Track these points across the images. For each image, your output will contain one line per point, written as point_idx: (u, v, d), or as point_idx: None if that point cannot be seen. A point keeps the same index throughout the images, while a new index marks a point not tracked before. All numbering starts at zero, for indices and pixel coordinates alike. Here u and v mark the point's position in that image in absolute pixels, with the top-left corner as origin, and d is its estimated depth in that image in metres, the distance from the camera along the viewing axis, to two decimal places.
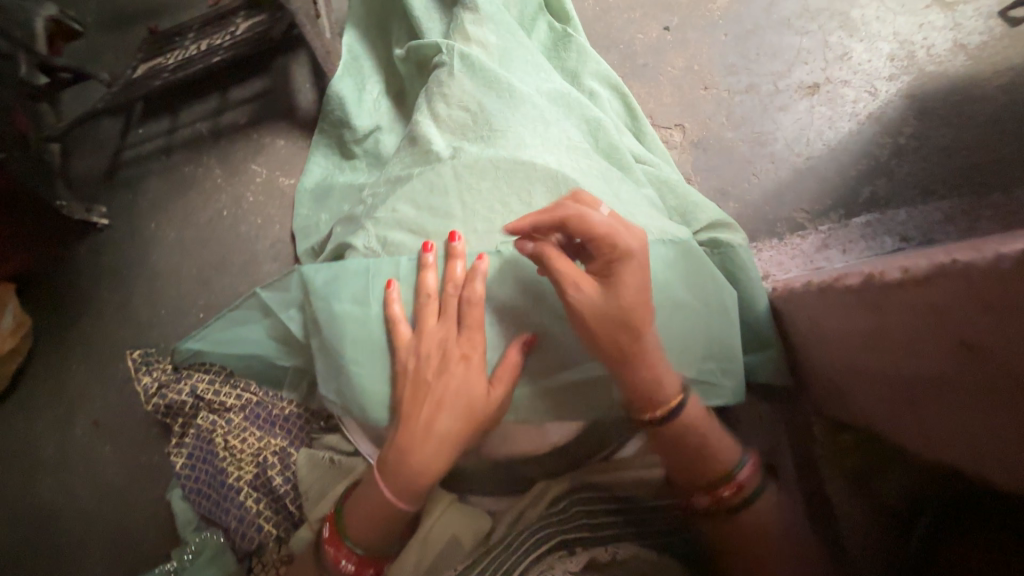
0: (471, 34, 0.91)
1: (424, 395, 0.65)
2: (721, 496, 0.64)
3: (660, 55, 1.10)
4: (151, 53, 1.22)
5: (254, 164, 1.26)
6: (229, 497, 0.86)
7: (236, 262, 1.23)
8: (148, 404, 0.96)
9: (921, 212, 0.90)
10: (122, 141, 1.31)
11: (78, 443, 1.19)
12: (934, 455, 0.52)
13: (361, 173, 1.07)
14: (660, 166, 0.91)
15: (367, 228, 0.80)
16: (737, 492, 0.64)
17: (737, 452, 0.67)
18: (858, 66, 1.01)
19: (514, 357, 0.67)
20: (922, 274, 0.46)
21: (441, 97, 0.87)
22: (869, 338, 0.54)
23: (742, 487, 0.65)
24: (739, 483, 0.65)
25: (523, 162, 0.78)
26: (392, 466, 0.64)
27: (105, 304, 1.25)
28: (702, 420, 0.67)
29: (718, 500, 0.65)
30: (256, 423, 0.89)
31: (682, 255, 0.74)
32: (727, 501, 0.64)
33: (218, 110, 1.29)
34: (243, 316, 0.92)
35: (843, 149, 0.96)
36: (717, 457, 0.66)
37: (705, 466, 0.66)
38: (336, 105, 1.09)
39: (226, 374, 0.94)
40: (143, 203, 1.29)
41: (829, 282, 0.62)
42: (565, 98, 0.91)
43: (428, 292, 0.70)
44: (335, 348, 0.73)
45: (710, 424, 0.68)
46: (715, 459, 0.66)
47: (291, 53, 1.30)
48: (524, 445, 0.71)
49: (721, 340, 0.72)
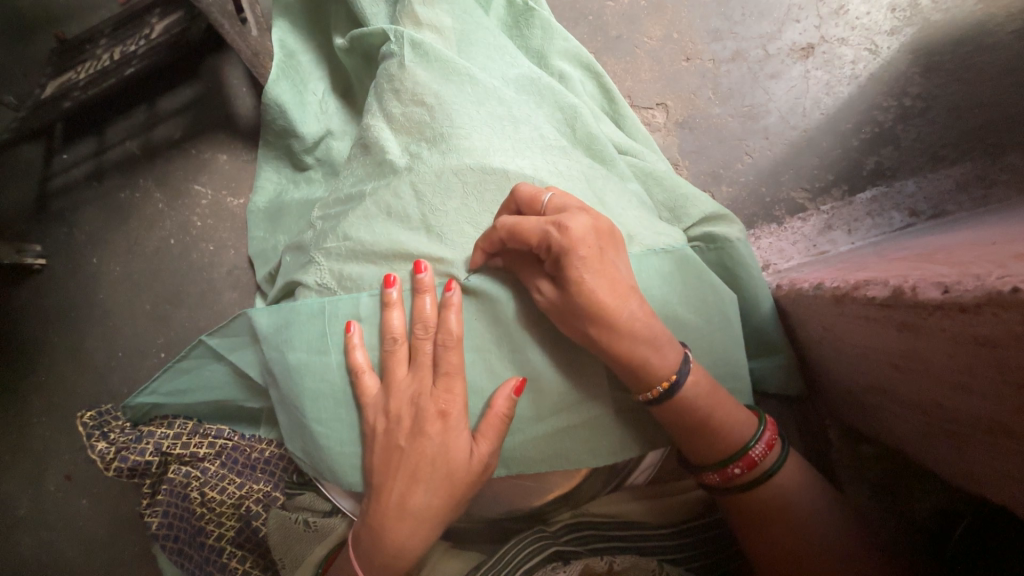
0: (421, 16, 0.77)
1: (399, 460, 0.60)
2: (732, 474, 0.59)
3: (635, 25, 1.00)
4: (60, 66, 1.06)
5: (197, 184, 1.13)
6: (209, 562, 0.73)
7: (192, 294, 1.10)
8: (106, 471, 0.76)
9: (930, 181, 0.85)
10: (45, 169, 1.14)
11: (47, 508, 1.03)
12: (991, 480, 0.47)
13: (316, 185, 0.93)
14: (644, 155, 0.81)
15: (318, 261, 0.70)
16: (750, 469, 0.59)
17: (753, 419, 0.60)
18: (855, 20, 0.91)
19: (501, 408, 0.60)
20: (971, 301, 0.38)
21: (393, 93, 0.73)
22: (906, 360, 0.48)
23: (757, 463, 0.59)
24: (753, 461, 0.59)
25: (493, 170, 0.67)
26: (373, 537, 0.60)
27: (44, 357, 1.08)
28: (713, 393, 0.59)
29: (729, 478, 0.59)
30: (235, 470, 0.76)
31: (677, 264, 0.66)
32: (741, 478, 0.59)
33: (148, 124, 1.15)
34: (193, 362, 0.77)
35: (840, 117, 0.90)
36: (731, 432, 0.59)
37: (716, 441, 0.59)
38: (277, 114, 0.93)
39: (193, 425, 0.79)
40: (80, 236, 1.12)
41: (846, 291, 0.54)
42: (534, 84, 0.79)
43: (395, 335, 0.62)
44: (295, 405, 0.66)
45: (725, 401, 0.60)
46: (728, 432, 0.59)
47: (222, 53, 1.15)
48: (528, 489, 0.67)
49: (722, 356, 0.66)
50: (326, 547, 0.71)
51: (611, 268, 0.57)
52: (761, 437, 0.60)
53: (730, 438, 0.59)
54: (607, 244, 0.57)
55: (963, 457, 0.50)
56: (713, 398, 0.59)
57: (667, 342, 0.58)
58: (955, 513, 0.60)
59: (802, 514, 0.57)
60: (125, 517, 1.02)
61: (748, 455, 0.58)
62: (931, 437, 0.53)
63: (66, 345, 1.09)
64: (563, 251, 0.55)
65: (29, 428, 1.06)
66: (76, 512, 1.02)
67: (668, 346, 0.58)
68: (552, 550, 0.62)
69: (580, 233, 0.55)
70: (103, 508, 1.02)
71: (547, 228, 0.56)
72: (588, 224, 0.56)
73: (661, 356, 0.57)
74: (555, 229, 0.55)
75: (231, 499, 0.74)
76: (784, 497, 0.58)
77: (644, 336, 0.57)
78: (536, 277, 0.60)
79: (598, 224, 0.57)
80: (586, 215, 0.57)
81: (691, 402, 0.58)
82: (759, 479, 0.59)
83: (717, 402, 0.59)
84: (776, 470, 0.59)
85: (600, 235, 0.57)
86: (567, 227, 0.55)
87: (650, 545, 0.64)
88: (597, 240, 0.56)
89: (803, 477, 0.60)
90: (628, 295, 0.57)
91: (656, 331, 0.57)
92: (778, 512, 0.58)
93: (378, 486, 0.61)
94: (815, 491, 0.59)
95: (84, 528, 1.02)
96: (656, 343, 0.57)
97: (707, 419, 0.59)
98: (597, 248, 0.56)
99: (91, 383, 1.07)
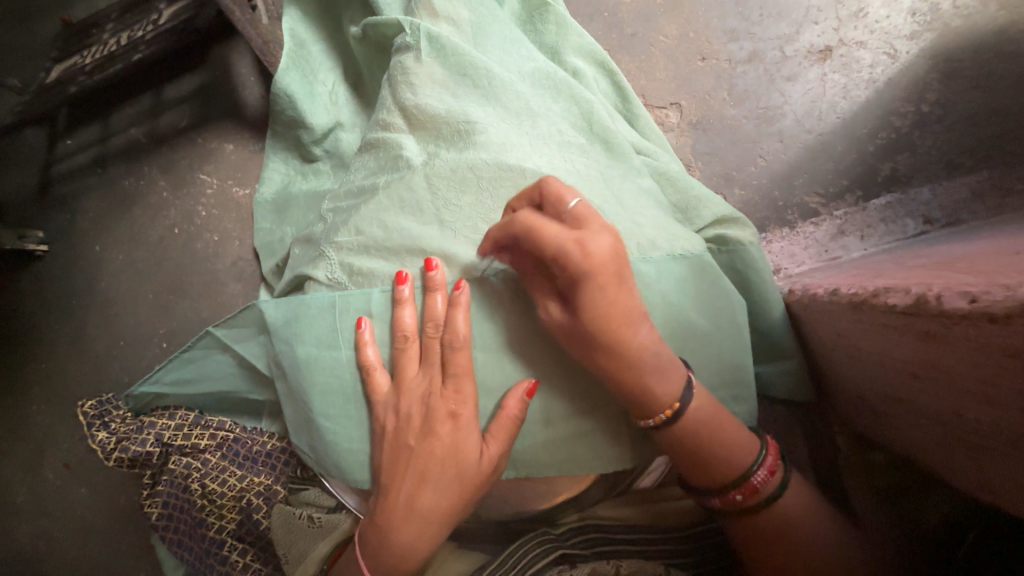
0: (438, 8, 0.76)
1: (408, 460, 0.59)
2: (732, 499, 0.58)
3: (650, 23, 0.99)
4: (66, 50, 1.05)
5: (203, 174, 1.11)
6: (210, 554, 0.73)
7: (196, 284, 1.08)
8: (107, 462, 0.75)
9: (945, 190, 0.84)
10: (50, 154, 1.12)
11: (46, 495, 1.02)
12: (1014, 495, 0.47)
13: (324, 178, 0.92)
14: (658, 155, 0.80)
15: (329, 255, 0.69)
16: (751, 496, 0.57)
17: (756, 443, 0.59)
18: (874, 23, 0.90)
19: (512, 409, 0.60)
20: (1000, 311, 0.37)
21: (408, 87, 0.72)
22: (929, 369, 0.48)
23: (758, 490, 0.57)
24: (755, 488, 0.57)
25: (510, 167, 0.66)
26: (380, 537, 0.60)
27: (44, 344, 1.07)
28: (715, 417, 0.58)
29: (728, 503, 0.58)
30: (235, 462, 0.75)
31: (693, 271, 0.65)
32: (741, 504, 0.58)
33: (154, 112, 1.13)
34: (201, 353, 0.77)
35: (856, 121, 0.89)
36: (733, 456, 0.58)
37: (717, 468, 0.58)
38: (286, 105, 0.92)
39: (195, 416, 0.78)
40: (82, 223, 1.11)
41: (863, 298, 0.53)
42: (550, 79, 0.77)
43: (406, 333, 0.62)
44: (304, 400, 0.65)
45: (726, 424, 0.59)
46: (728, 458, 0.58)
47: (231, 41, 1.14)
48: (535, 493, 0.66)
49: (731, 363, 0.65)
50: (331, 543, 0.70)
51: (626, 295, 0.55)
52: (763, 463, 0.58)
53: (731, 464, 0.58)
54: (626, 266, 0.55)
55: (980, 469, 0.49)
56: (713, 424, 0.58)
57: (671, 367, 0.57)
58: (962, 524, 0.60)
59: (803, 528, 0.57)
60: (125, 507, 1.01)
61: (749, 482, 0.57)
62: (951, 449, 0.53)
63: (67, 332, 1.07)
64: (581, 276, 0.53)
65: (28, 415, 1.05)
66: (75, 500, 1.02)
67: (672, 370, 0.57)
68: (559, 552, 0.63)
69: (601, 257, 0.52)
70: (101, 498, 1.02)
71: (568, 246, 0.52)
72: (609, 247, 0.53)
73: (664, 381, 0.56)
74: (576, 251, 0.52)
75: (232, 492, 0.73)
76: (785, 513, 0.57)
77: (649, 365, 0.56)
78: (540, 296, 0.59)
79: (618, 244, 0.54)
80: (608, 235, 0.53)
81: (690, 430, 0.57)
82: (759, 505, 0.57)
83: (719, 429, 0.58)
84: (776, 496, 0.58)
85: (620, 258, 0.54)
86: (589, 250, 0.52)
87: (657, 549, 0.64)
88: (617, 265, 0.54)
89: (801, 491, 0.60)
90: (639, 323, 0.56)
91: (664, 358, 0.57)
92: (779, 529, 0.57)
93: (386, 485, 0.60)
94: (813, 506, 0.59)
95: (82, 517, 1.01)
96: (661, 370, 0.56)
97: (706, 444, 0.58)
98: (617, 275, 0.54)
99: (91, 371, 1.06)
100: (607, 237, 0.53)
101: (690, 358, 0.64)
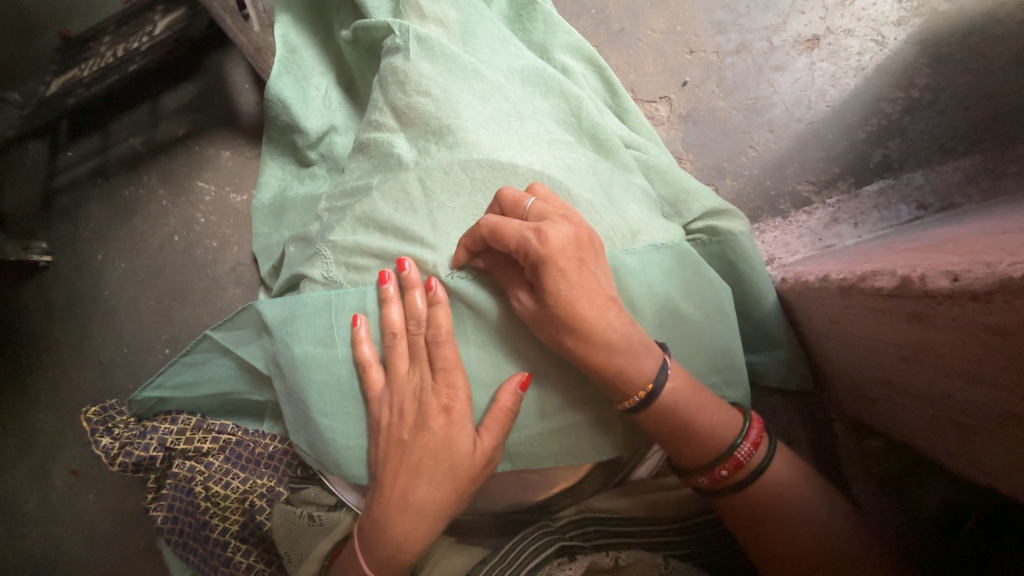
0: (425, 9, 0.77)
1: (401, 455, 0.60)
2: (720, 476, 0.58)
3: (637, 18, 1.00)
4: (63, 62, 1.06)
5: (201, 181, 1.13)
6: (214, 556, 0.74)
7: (197, 289, 1.10)
8: (111, 466, 0.76)
9: (938, 174, 0.84)
10: (51, 166, 1.14)
11: (54, 501, 1.04)
12: (1012, 473, 0.46)
13: (320, 181, 0.94)
14: (648, 148, 0.80)
15: (325, 254, 0.69)
16: (737, 470, 0.58)
17: (736, 418, 0.60)
18: (861, 12, 0.91)
19: (506, 403, 0.60)
20: (981, 289, 0.37)
21: (398, 86, 0.72)
22: (916, 347, 0.48)
23: (744, 464, 0.58)
24: (740, 461, 0.58)
25: (501, 165, 0.66)
26: (375, 531, 0.60)
27: (49, 353, 1.08)
28: (694, 394, 0.59)
29: (717, 481, 0.59)
30: (239, 465, 0.76)
31: (677, 260, 0.66)
32: (729, 479, 0.58)
33: (151, 121, 1.15)
34: (202, 355, 0.78)
35: (846, 109, 0.89)
36: (715, 431, 0.58)
37: (701, 447, 0.58)
38: (280, 109, 0.93)
39: (197, 420, 0.79)
40: (84, 233, 1.13)
41: (853, 283, 0.53)
42: (539, 76, 0.78)
43: (395, 330, 0.62)
44: (302, 398, 0.66)
45: (707, 401, 0.59)
46: (711, 435, 0.58)
47: (226, 50, 1.16)
48: (534, 485, 0.67)
49: (723, 350, 0.65)
50: (331, 542, 0.71)
51: (590, 278, 0.56)
52: (746, 436, 0.59)
53: (716, 437, 0.58)
54: (588, 253, 0.56)
55: (972, 448, 0.50)
56: (694, 399, 0.58)
57: (645, 348, 0.57)
58: (960, 505, 0.60)
59: (797, 507, 0.57)
60: (131, 513, 1.02)
61: (734, 456, 0.58)
62: (949, 431, 0.52)
63: (72, 341, 1.09)
64: (541, 260, 0.54)
65: (37, 422, 1.06)
66: (83, 507, 1.03)
67: (645, 352, 0.57)
68: (559, 546, 0.63)
69: (559, 243, 0.54)
70: (109, 503, 1.03)
71: (527, 233, 0.55)
72: (569, 234, 0.55)
73: (638, 364, 0.57)
74: (535, 236, 0.54)
75: (236, 493, 0.75)
76: (778, 492, 0.58)
77: (621, 347, 0.56)
78: (512, 293, 0.60)
79: (579, 233, 0.56)
80: (568, 225, 0.56)
81: (670, 405, 0.58)
82: (746, 478, 0.58)
83: (698, 405, 0.58)
84: (763, 469, 0.58)
85: (580, 244, 0.56)
86: (547, 235, 0.54)
87: (658, 541, 0.64)
88: (578, 251, 0.56)
89: (794, 470, 0.60)
90: (607, 305, 0.56)
91: (634, 339, 0.57)
92: (770, 508, 0.57)
93: (381, 480, 0.61)
94: (809, 485, 0.59)
95: (90, 524, 1.02)
96: (632, 352, 0.56)
97: (688, 422, 0.58)
98: (577, 260, 0.55)
99: (95, 378, 1.07)
100: (566, 227, 0.55)
101: (682, 347, 0.64)
